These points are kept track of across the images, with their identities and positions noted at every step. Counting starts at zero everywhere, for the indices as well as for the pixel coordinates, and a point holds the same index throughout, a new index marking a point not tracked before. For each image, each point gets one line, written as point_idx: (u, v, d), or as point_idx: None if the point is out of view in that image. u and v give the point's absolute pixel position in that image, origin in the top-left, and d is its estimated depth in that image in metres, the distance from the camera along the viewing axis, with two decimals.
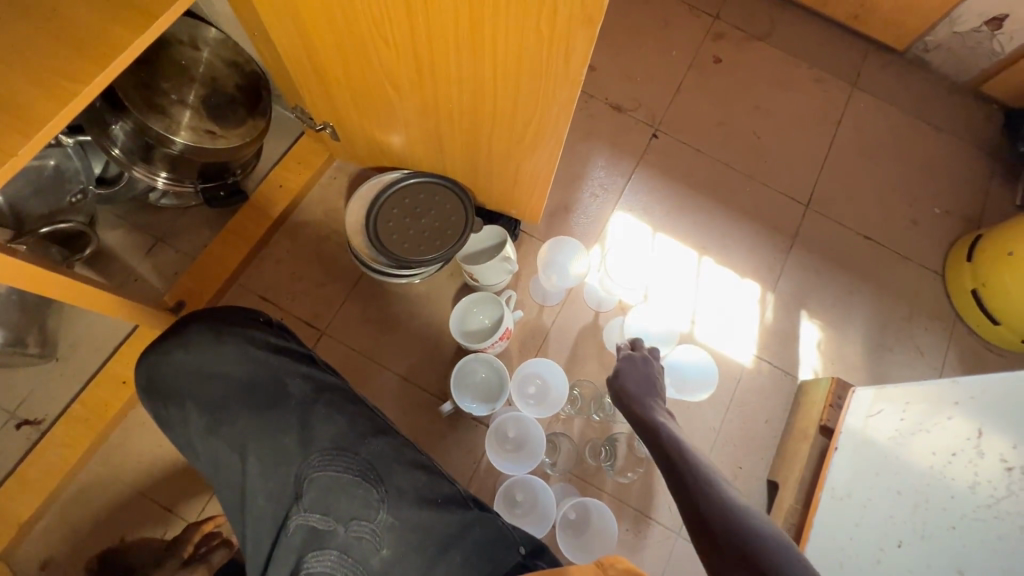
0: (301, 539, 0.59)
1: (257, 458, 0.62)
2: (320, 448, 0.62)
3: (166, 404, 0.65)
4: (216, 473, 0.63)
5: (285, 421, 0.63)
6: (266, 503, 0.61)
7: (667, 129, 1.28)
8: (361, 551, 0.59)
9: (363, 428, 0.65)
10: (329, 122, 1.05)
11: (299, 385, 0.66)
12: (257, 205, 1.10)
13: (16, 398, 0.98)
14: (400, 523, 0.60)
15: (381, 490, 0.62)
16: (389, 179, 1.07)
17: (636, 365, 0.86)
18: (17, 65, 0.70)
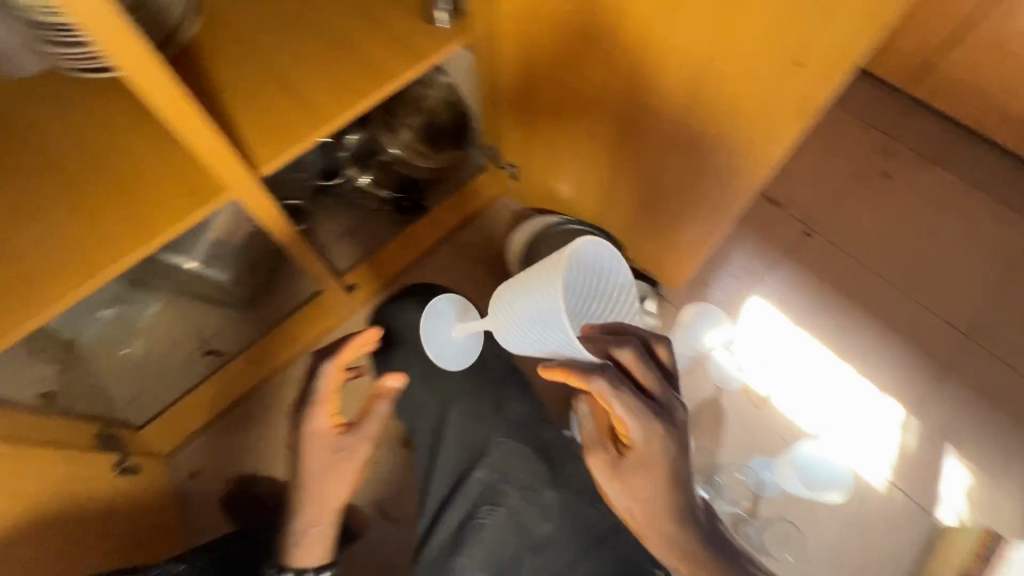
0: (478, 489, 0.80)
1: (460, 414, 0.84)
2: (508, 423, 0.83)
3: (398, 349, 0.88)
4: (424, 414, 0.86)
5: (484, 394, 0.85)
6: (458, 449, 0.83)
7: (821, 231, 1.29)
8: (524, 509, 0.79)
9: (537, 418, 0.85)
10: (516, 162, 1.21)
11: (497, 369, 0.87)
12: (432, 220, 1.27)
13: (209, 330, 1.18)
14: (557, 496, 0.79)
15: (546, 469, 0.81)
16: (551, 221, 1.18)
17: (650, 462, 0.67)
18: (324, 76, 0.91)
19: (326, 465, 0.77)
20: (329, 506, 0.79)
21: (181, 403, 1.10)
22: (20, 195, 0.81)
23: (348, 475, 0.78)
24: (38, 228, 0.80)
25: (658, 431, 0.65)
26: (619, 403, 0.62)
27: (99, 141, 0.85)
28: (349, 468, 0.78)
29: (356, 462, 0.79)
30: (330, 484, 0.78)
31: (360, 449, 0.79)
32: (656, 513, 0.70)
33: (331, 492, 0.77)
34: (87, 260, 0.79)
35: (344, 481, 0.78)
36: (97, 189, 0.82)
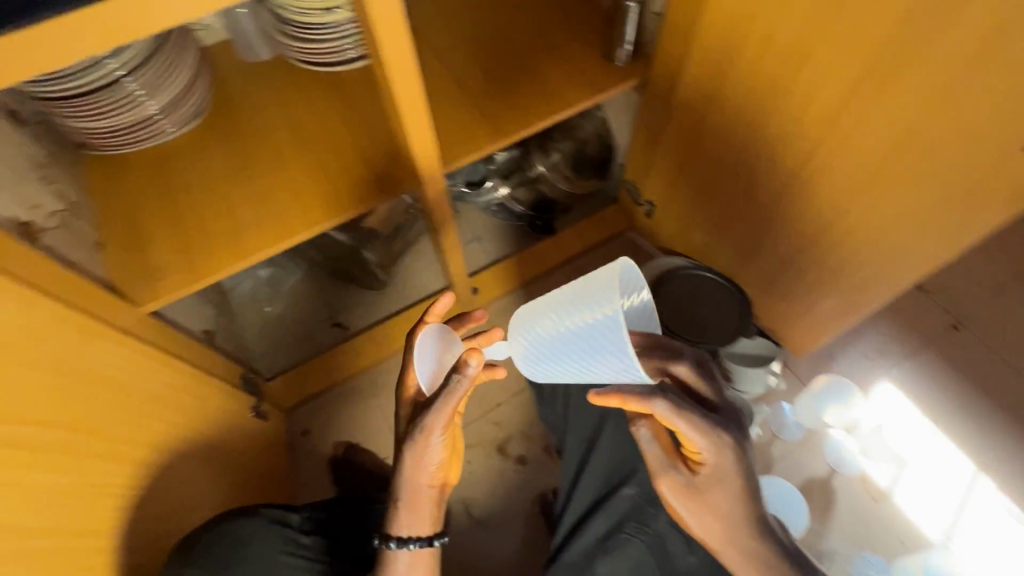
0: (628, 507, 0.81)
1: (615, 427, 0.85)
2: None
3: None
4: (578, 419, 0.88)
5: None
6: (608, 462, 0.84)
7: (973, 326, 1.19)
8: (670, 537, 0.80)
9: None
10: (654, 201, 1.23)
11: None
12: (558, 242, 1.32)
13: (339, 304, 1.28)
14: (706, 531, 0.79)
15: None
16: (678, 262, 1.17)
17: (721, 476, 0.66)
18: (506, 96, 0.99)
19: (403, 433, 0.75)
20: (404, 480, 0.74)
21: (308, 365, 1.20)
22: (240, 161, 0.95)
23: (414, 450, 0.72)
24: (249, 190, 0.92)
25: (726, 443, 0.64)
26: (684, 422, 0.62)
27: (307, 125, 0.97)
28: (428, 447, 0.72)
29: (433, 441, 0.71)
30: (404, 458, 0.74)
31: (428, 427, 0.70)
32: (730, 529, 0.68)
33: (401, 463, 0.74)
34: (285, 224, 0.90)
35: (413, 456, 0.72)
36: (301, 166, 0.94)
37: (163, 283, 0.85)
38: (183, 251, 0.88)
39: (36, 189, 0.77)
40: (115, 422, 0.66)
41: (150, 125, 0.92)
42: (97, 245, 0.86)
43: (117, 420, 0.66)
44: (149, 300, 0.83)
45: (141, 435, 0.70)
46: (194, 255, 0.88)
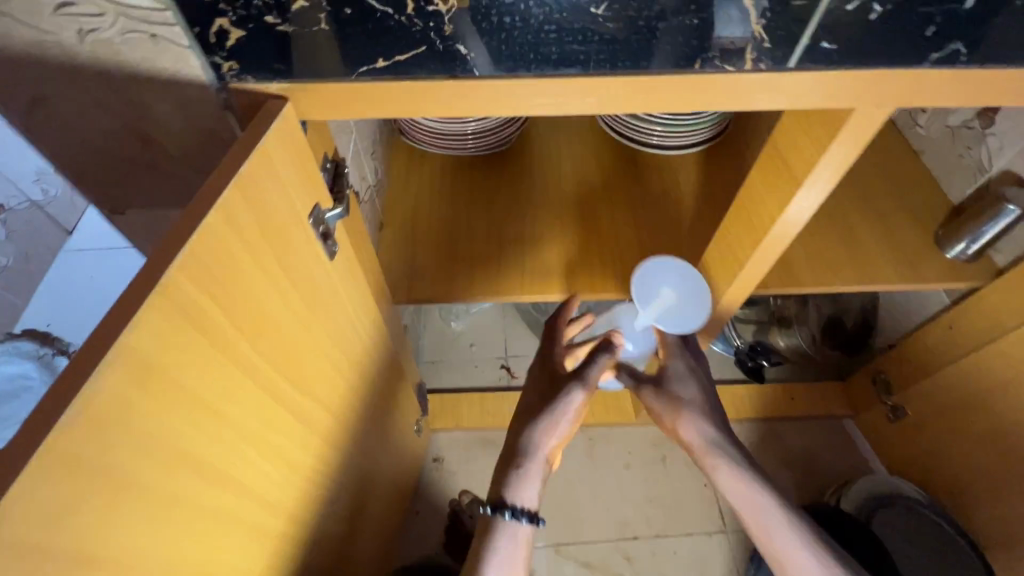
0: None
1: None
2: None
3: None
4: None
5: None
6: None
7: None
8: None
9: None
10: (909, 409, 1.03)
11: None
12: (762, 395, 1.19)
13: (515, 350, 1.28)
14: None
15: None
16: (917, 496, 0.99)
17: (686, 374, 0.72)
18: (805, 244, 0.92)
19: (545, 394, 0.65)
20: (537, 440, 0.61)
21: (469, 395, 1.19)
22: (521, 197, 0.94)
23: (563, 406, 0.62)
24: (522, 228, 0.91)
25: (681, 354, 0.73)
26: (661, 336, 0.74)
27: (595, 187, 0.95)
28: (573, 412, 0.62)
29: (579, 409, 0.63)
30: (544, 411, 0.62)
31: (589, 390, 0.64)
32: (714, 456, 0.65)
33: (538, 416, 0.62)
34: (540, 275, 0.87)
35: (556, 409, 0.62)
36: (577, 225, 0.91)
37: (419, 284, 0.86)
38: (444, 261, 0.88)
39: (368, 164, 0.83)
40: (357, 413, 0.66)
41: (458, 140, 0.95)
42: (380, 224, 0.91)
43: (357, 411, 0.66)
44: (402, 295, 0.85)
45: (364, 433, 0.69)
46: (455, 271, 0.87)
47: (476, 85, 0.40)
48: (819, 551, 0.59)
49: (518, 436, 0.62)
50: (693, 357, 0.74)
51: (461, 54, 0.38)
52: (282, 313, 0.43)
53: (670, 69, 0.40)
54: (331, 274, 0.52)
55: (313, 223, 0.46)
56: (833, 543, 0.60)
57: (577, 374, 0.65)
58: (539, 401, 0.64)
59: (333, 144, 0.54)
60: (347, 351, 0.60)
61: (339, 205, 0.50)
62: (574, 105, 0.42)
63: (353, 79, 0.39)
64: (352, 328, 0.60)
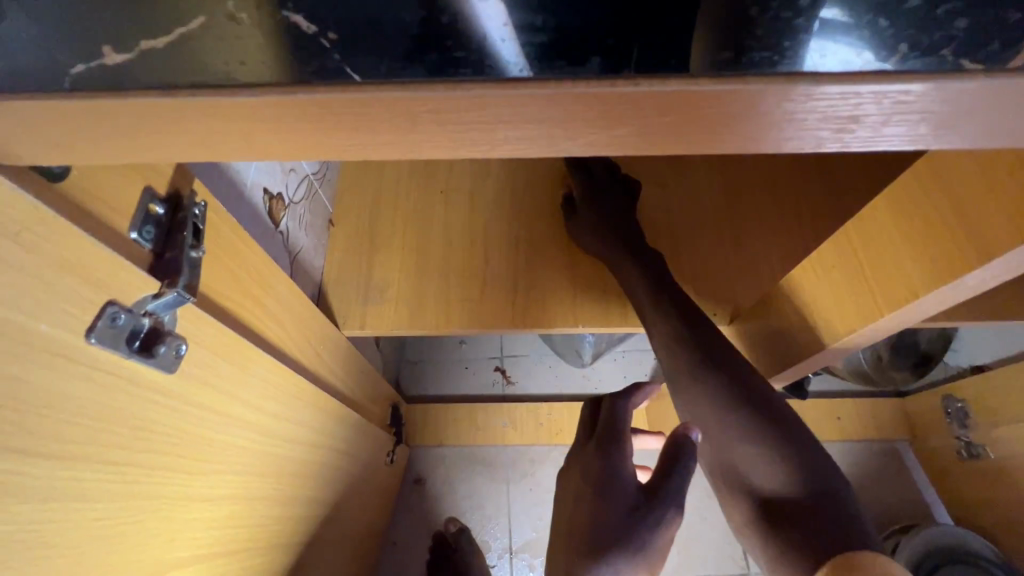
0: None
1: None
2: None
3: None
4: None
5: None
6: None
7: None
8: None
9: None
10: (990, 452, 0.83)
11: None
12: (803, 414, 1.00)
13: (512, 352, 1.09)
14: None
15: None
16: (986, 552, 0.83)
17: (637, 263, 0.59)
18: None
19: (599, 522, 0.41)
20: None
21: (457, 406, 1.02)
22: (517, 185, 0.71)
23: (636, 553, 0.39)
24: (516, 230, 0.68)
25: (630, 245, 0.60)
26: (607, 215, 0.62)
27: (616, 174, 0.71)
28: (649, 557, 0.39)
29: (661, 551, 0.40)
30: (603, 551, 0.39)
31: (671, 525, 0.41)
32: (665, 349, 0.54)
33: (594, 568, 0.39)
34: (537, 297, 0.64)
35: (624, 558, 0.39)
36: None
37: (377, 309, 0.64)
38: (411, 278, 0.66)
39: None
40: (273, 522, 0.47)
41: None
42: (329, 222, 0.68)
43: (275, 521, 0.48)
44: (355, 324, 0.63)
45: (290, 537, 0.51)
46: (425, 292, 0.65)
47: (364, 106, 0.18)
48: (774, 475, 0.46)
49: None
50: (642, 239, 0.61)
51: (293, 24, 0.18)
52: (32, 520, 0.23)
53: (844, 67, 0.17)
54: (174, 389, 0.31)
55: (101, 341, 0.25)
56: (807, 464, 0.46)
57: (651, 491, 0.42)
58: (592, 529, 0.41)
59: (174, 166, 0.32)
60: (241, 465, 0.40)
61: (176, 281, 0.29)
62: (585, 138, 0.19)
63: (77, 94, 0.18)
64: (245, 431, 0.40)
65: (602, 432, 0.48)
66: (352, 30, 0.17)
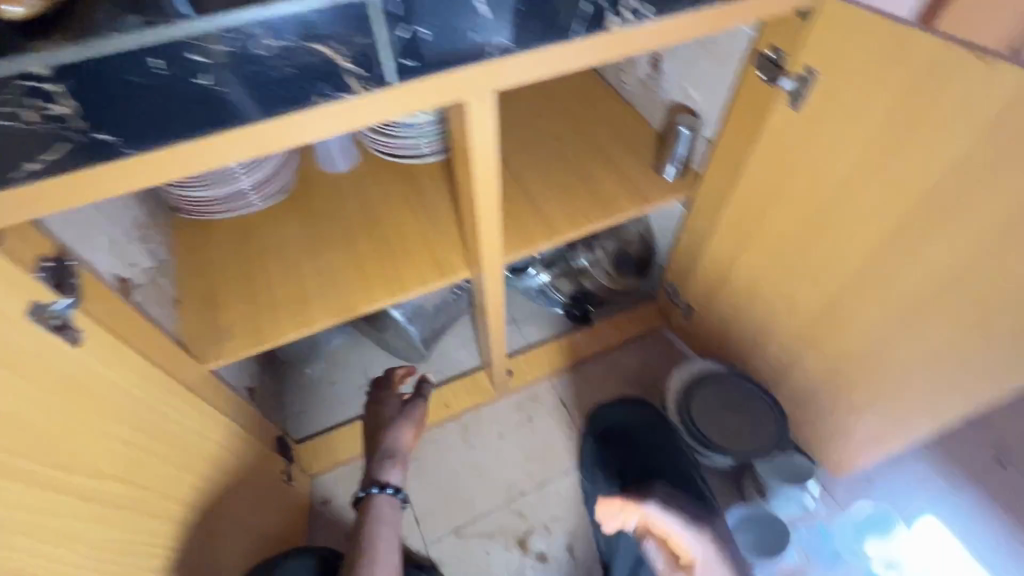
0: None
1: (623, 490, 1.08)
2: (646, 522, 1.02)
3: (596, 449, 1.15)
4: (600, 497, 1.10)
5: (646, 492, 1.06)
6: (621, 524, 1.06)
7: (1014, 465, 1.15)
8: None
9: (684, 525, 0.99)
10: (689, 303, 1.24)
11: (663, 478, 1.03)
12: (594, 332, 1.34)
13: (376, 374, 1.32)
14: None
15: None
16: (710, 365, 1.18)
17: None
18: (563, 195, 1.06)
19: (389, 415, 0.86)
20: (393, 447, 0.83)
21: (339, 430, 1.22)
22: (312, 235, 1.01)
23: (409, 422, 0.85)
24: (317, 262, 0.98)
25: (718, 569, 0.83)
26: (686, 539, 0.84)
27: (379, 207, 1.04)
28: (416, 422, 0.87)
29: (420, 420, 0.87)
30: (395, 425, 0.84)
31: (420, 407, 0.88)
32: None
33: (391, 433, 0.84)
34: (337, 299, 0.95)
35: (404, 423, 0.84)
36: (367, 248, 1.00)
37: (229, 343, 0.90)
38: (249, 314, 0.93)
39: (137, 249, 0.84)
40: (163, 477, 0.68)
41: (240, 197, 0.99)
42: (175, 301, 0.92)
43: (161, 478, 0.69)
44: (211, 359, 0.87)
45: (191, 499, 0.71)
46: (260, 318, 0.93)
47: (137, 158, 0.48)
48: None
49: (378, 452, 0.83)
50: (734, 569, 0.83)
51: (106, 141, 0.46)
52: None
53: (297, 106, 0.50)
54: (77, 360, 0.55)
55: (35, 319, 0.50)
56: None
57: (411, 400, 0.88)
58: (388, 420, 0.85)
59: (49, 243, 0.57)
60: (129, 421, 0.63)
61: (65, 295, 0.54)
62: (232, 147, 0.51)
63: (14, 185, 0.45)
64: (133, 403, 0.62)
65: (382, 384, 0.90)
66: (121, 134, 0.46)
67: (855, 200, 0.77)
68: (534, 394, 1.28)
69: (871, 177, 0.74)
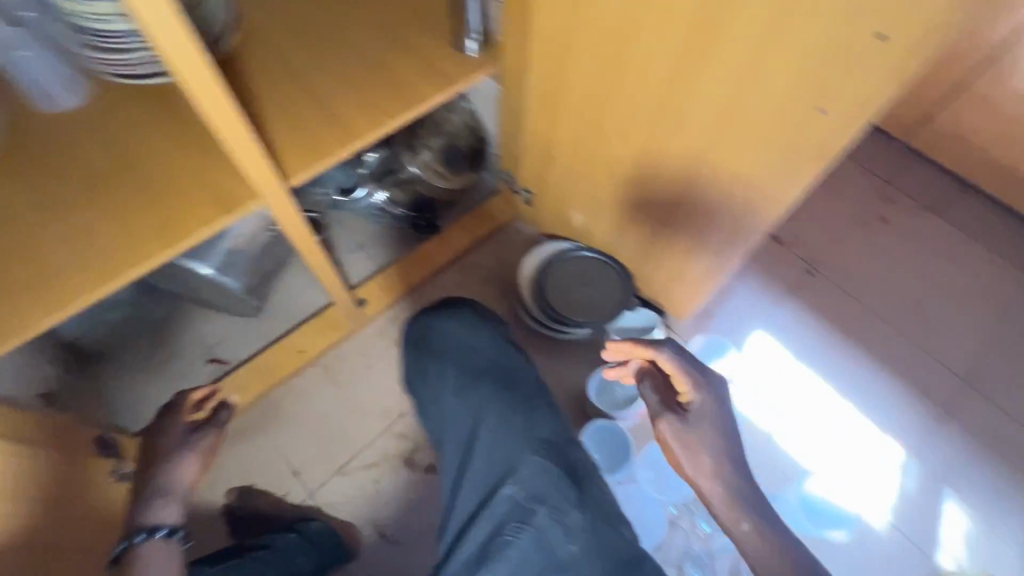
0: (510, 513, 0.62)
1: (486, 417, 0.68)
2: (534, 438, 0.66)
3: (428, 358, 0.76)
4: (445, 427, 0.70)
5: (516, 402, 0.69)
6: (483, 465, 0.65)
7: (821, 269, 1.32)
8: (553, 538, 0.61)
9: (565, 435, 0.68)
10: (530, 188, 1.22)
11: (528, 378, 0.72)
12: (444, 240, 1.29)
13: (215, 338, 1.18)
14: (586, 526, 0.61)
15: (574, 490, 0.63)
16: (560, 247, 1.19)
17: (705, 416, 0.76)
18: (354, 92, 0.92)
19: (169, 443, 0.81)
20: (172, 478, 0.78)
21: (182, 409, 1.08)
22: (42, 192, 0.80)
23: (194, 450, 0.81)
24: (59, 226, 0.79)
25: (710, 409, 0.76)
26: (687, 377, 0.78)
27: (125, 141, 0.84)
28: (203, 454, 0.83)
29: (208, 449, 0.83)
30: (174, 460, 0.80)
31: (209, 436, 0.84)
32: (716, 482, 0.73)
33: (172, 463, 0.79)
34: (103, 268, 0.77)
35: (187, 452, 0.81)
36: (120, 195, 0.81)
37: None
38: None
39: None
40: None
41: None
42: None
43: None
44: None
45: None
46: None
47: None
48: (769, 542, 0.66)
49: (155, 483, 0.77)
50: (723, 411, 0.76)
51: None
52: None
53: None
54: None
55: None
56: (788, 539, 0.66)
57: (200, 427, 0.85)
58: (164, 457, 0.80)
59: None
60: None
61: None
62: None
63: None
64: None
65: (164, 413, 0.84)
66: None
67: (637, 38, 0.74)
68: (394, 317, 1.23)
69: (645, 9, 0.70)
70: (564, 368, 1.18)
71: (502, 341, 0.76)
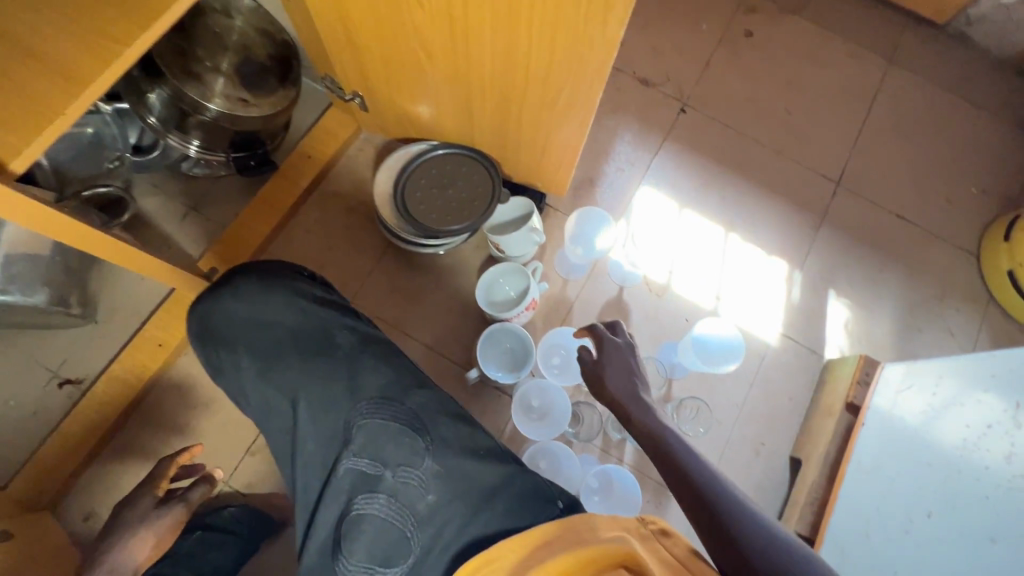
0: (353, 488, 0.56)
1: (306, 402, 0.60)
2: (367, 397, 0.60)
3: (219, 351, 0.63)
4: (265, 420, 0.61)
5: (336, 368, 0.61)
6: (316, 449, 0.58)
7: (694, 104, 1.26)
8: (408, 495, 0.55)
9: (407, 380, 0.62)
10: (358, 92, 1.04)
11: (346, 337, 0.64)
12: (286, 176, 1.12)
13: (56, 358, 1.02)
14: (445, 470, 0.57)
15: (427, 439, 0.58)
16: (417, 150, 1.06)
17: (619, 354, 0.71)
18: (63, 19, 0.69)
19: (138, 510, 0.85)
20: (123, 551, 0.81)
21: (42, 447, 0.96)
22: None
23: (151, 526, 0.84)
24: None
25: (622, 351, 0.71)
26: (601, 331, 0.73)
27: None
28: (161, 531, 0.85)
29: (168, 528, 0.85)
30: (132, 536, 0.82)
31: (171, 515, 0.86)
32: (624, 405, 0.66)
33: (132, 534, 0.83)
34: None
35: (145, 527, 0.84)
36: None
37: None
38: None
39: None
40: None
41: None
42: None
43: None
44: None
45: None
46: None
47: None
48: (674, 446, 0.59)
49: (110, 551, 0.81)
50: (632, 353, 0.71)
51: None
52: None
53: None
54: None
55: None
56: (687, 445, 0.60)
57: (169, 501, 0.88)
58: (128, 529, 0.83)
59: None
60: None
61: None
62: None
63: None
64: None
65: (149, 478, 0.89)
66: None
67: None
68: None
69: None
70: (455, 280, 1.12)
71: (301, 302, 0.65)
